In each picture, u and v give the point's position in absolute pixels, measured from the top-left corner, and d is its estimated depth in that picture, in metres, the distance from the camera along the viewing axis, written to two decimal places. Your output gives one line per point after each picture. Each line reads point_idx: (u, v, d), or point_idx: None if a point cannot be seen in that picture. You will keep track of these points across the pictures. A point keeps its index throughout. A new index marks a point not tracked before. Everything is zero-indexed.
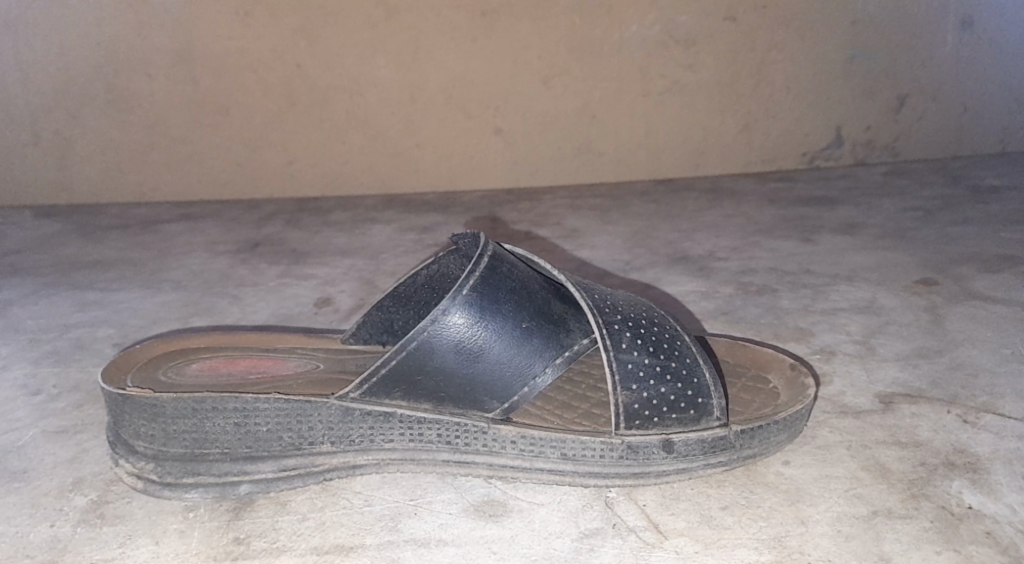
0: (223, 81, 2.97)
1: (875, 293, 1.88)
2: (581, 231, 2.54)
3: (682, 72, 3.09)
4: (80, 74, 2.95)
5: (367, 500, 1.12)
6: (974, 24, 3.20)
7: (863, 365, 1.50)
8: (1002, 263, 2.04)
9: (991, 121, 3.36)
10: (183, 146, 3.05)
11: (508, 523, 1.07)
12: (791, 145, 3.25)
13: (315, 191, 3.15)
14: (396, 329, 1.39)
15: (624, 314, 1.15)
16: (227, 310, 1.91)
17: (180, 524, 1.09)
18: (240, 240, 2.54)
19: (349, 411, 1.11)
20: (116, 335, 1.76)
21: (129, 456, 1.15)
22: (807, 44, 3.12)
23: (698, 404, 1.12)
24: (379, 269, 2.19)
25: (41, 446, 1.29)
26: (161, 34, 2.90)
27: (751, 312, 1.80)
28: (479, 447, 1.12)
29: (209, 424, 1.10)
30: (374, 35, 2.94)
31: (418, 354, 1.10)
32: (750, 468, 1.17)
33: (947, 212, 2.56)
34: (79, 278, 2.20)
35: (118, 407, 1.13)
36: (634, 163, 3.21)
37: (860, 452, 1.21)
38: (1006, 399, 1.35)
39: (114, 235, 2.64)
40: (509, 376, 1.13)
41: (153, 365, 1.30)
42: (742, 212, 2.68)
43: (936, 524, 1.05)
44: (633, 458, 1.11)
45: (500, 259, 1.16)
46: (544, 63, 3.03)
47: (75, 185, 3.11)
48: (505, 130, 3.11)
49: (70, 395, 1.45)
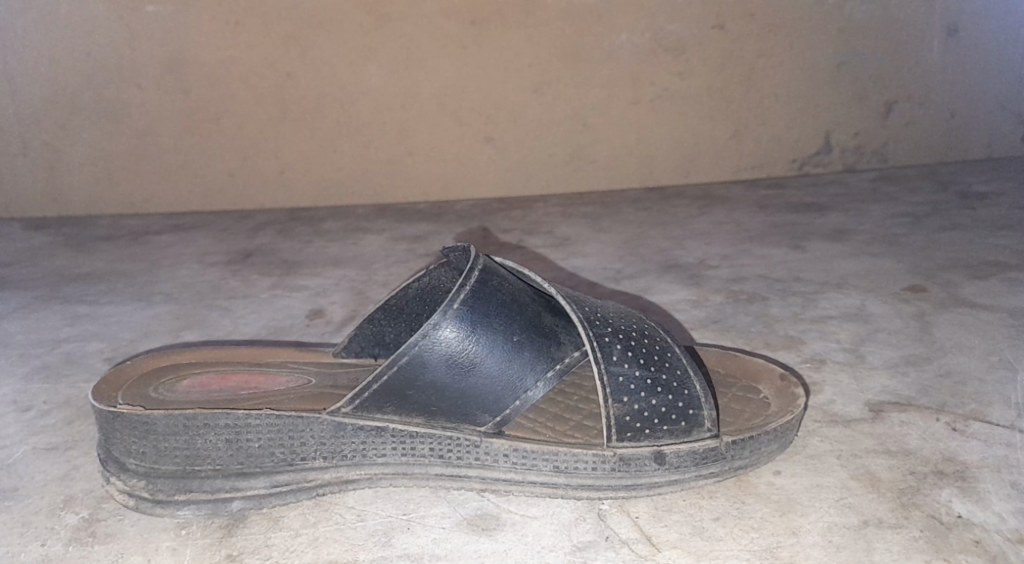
0: (214, 90, 2.97)
1: (865, 299, 1.90)
2: (573, 239, 2.55)
3: (672, 79, 3.11)
4: (70, 85, 2.94)
5: (360, 515, 1.12)
6: (960, 30, 3.24)
7: (853, 373, 1.51)
8: (989, 269, 2.06)
9: (978, 127, 3.39)
10: (173, 156, 3.05)
11: (502, 537, 1.07)
12: (780, 152, 3.27)
13: (306, 200, 3.15)
14: (388, 342, 1.39)
15: (614, 326, 1.16)
16: (219, 322, 1.91)
17: (173, 541, 1.08)
18: (232, 251, 2.54)
19: (341, 426, 1.11)
20: (107, 349, 1.75)
21: (120, 473, 1.15)
22: (796, 51, 3.14)
23: (689, 416, 1.13)
24: (371, 279, 2.20)
25: (32, 463, 1.28)
26: (151, 45, 2.90)
27: (742, 320, 1.81)
28: (472, 461, 1.13)
29: (201, 440, 1.10)
30: (365, 44, 2.95)
31: (410, 368, 1.10)
32: (741, 478, 1.18)
33: (935, 217, 2.58)
34: (70, 291, 2.19)
35: (110, 424, 1.13)
36: (625, 171, 3.22)
37: (851, 461, 1.22)
38: (995, 407, 1.36)
39: (104, 247, 2.64)
40: (501, 389, 1.13)
41: (145, 381, 1.29)
42: (732, 219, 2.70)
43: (926, 533, 1.06)
44: (625, 470, 1.12)
45: (491, 272, 1.16)
46: (534, 71, 3.04)
47: (65, 196, 3.10)
48: (496, 138, 3.12)
49: (61, 410, 1.45)
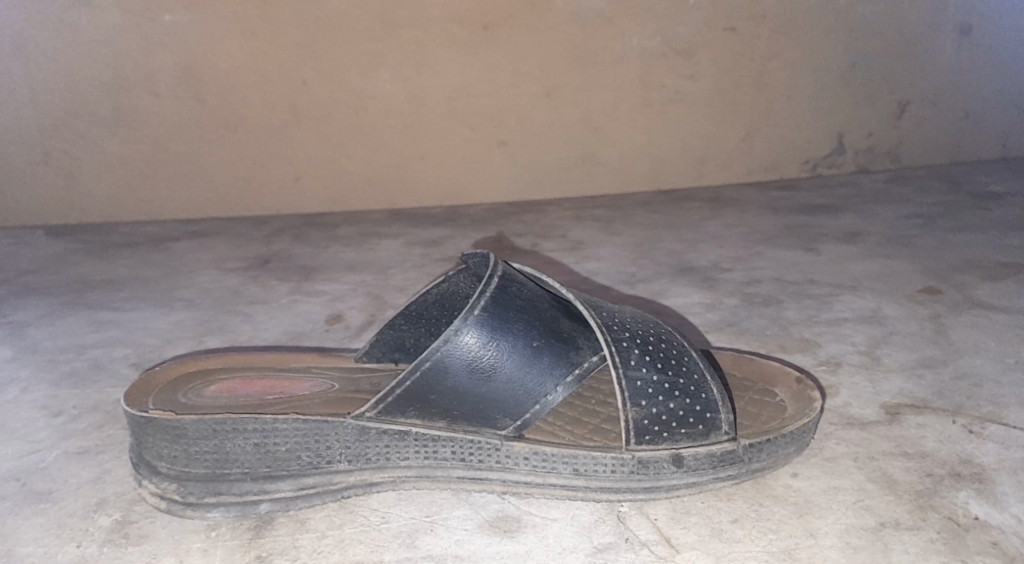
0: (231, 97, 3.00)
1: (880, 302, 1.91)
2: (586, 243, 2.57)
3: (684, 82, 3.12)
4: (89, 94, 2.99)
5: (384, 517, 1.14)
6: (973, 30, 3.24)
7: (868, 376, 1.52)
8: (1004, 270, 2.06)
9: (991, 127, 3.38)
10: (191, 163, 3.09)
11: (523, 539, 1.09)
12: (793, 154, 3.27)
13: (322, 205, 3.18)
14: (408, 347, 1.42)
15: (632, 330, 1.17)
16: (240, 328, 1.94)
17: (203, 543, 1.11)
18: (250, 257, 2.57)
19: (365, 430, 1.14)
20: (132, 355, 1.78)
21: (152, 477, 1.17)
22: (807, 53, 3.14)
23: (707, 419, 1.14)
24: (388, 284, 2.22)
25: (65, 467, 1.31)
26: (168, 53, 2.94)
27: (757, 323, 1.82)
28: (493, 464, 1.15)
29: (229, 444, 1.13)
30: (379, 51, 2.98)
31: (432, 374, 1.12)
32: (758, 481, 1.19)
33: (948, 219, 2.58)
34: (93, 298, 2.22)
35: (141, 429, 1.16)
36: (637, 174, 3.23)
37: (867, 463, 1.23)
38: (1010, 408, 1.37)
39: (125, 253, 2.68)
40: (521, 394, 1.15)
41: (172, 387, 1.32)
42: (745, 222, 2.71)
43: (943, 534, 1.07)
44: (643, 473, 1.13)
45: (511, 279, 1.18)
46: (546, 76, 3.06)
47: (86, 203, 3.14)
48: (510, 142, 3.14)
49: (90, 415, 1.48)
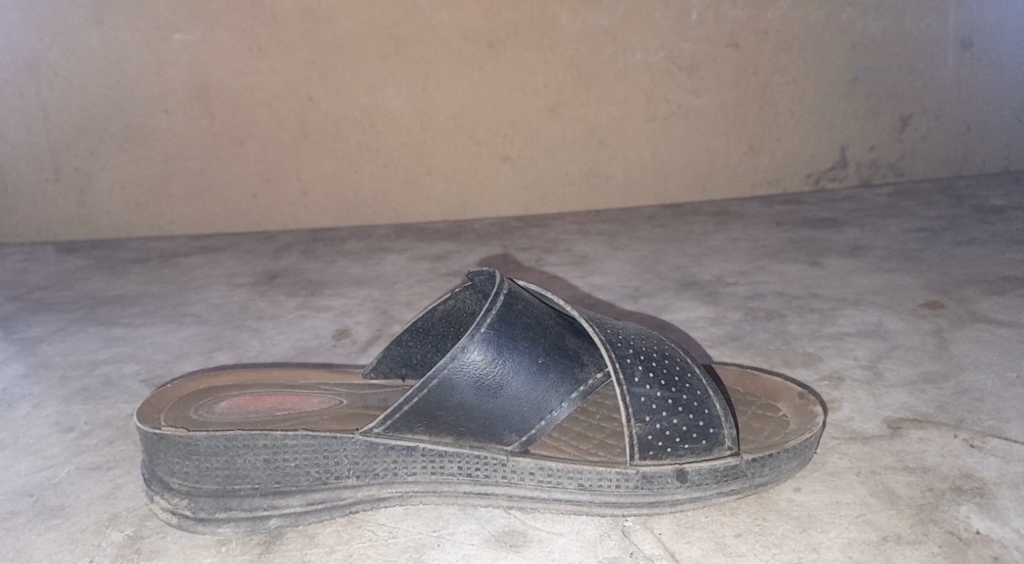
0: (238, 114, 3.04)
1: (883, 316, 1.92)
2: (590, 257, 2.59)
3: (686, 97, 3.15)
4: (99, 112, 3.03)
5: (391, 532, 1.16)
6: (973, 43, 3.26)
7: (871, 391, 1.53)
8: (1006, 284, 2.08)
9: (994, 139, 3.40)
10: (199, 179, 3.12)
11: (528, 553, 1.11)
12: (796, 167, 3.30)
13: (328, 220, 3.21)
14: (415, 363, 1.43)
15: (636, 347, 1.19)
16: (249, 343, 1.96)
17: (213, 557, 1.13)
18: (258, 272, 2.60)
19: (373, 445, 1.16)
20: (142, 370, 1.81)
21: (164, 492, 1.19)
22: (809, 67, 3.17)
23: (710, 434, 1.16)
24: (395, 299, 2.24)
25: (77, 483, 1.33)
26: (177, 72, 2.98)
27: (760, 338, 1.84)
28: (499, 479, 1.17)
29: (240, 460, 1.15)
30: (385, 68, 3.02)
31: (439, 391, 1.14)
32: (761, 495, 1.21)
33: (951, 232, 2.60)
34: (103, 314, 2.25)
35: (154, 445, 1.18)
36: (641, 187, 3.26)
37: (869, 478, 1.24)
38: (1012, 423, 1.39)
39: (135, 270, 2.70)
40: (527, 409, 1.17)
41: (185, 403, 1.34)
42: (748, 235, 2.73)
43: (945, 549, 1.08)
44: (648, 488, 1.15)
45: (516, 296, 1.20)
46: (550, 92, 3.09)
47: (95, 218, 3.18)
48: (514, 157, 3.17)
49: (102, 431, 1.50)
